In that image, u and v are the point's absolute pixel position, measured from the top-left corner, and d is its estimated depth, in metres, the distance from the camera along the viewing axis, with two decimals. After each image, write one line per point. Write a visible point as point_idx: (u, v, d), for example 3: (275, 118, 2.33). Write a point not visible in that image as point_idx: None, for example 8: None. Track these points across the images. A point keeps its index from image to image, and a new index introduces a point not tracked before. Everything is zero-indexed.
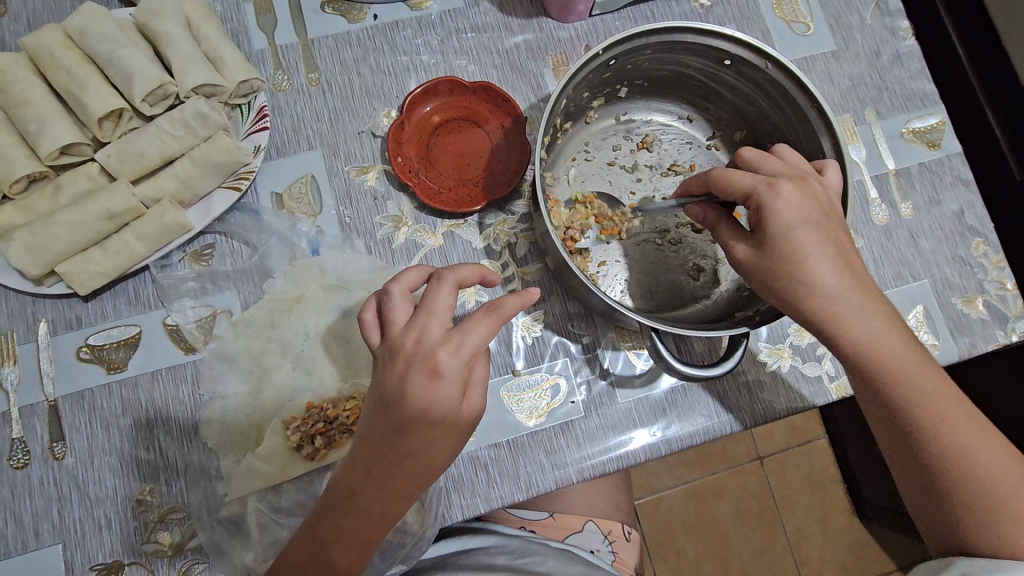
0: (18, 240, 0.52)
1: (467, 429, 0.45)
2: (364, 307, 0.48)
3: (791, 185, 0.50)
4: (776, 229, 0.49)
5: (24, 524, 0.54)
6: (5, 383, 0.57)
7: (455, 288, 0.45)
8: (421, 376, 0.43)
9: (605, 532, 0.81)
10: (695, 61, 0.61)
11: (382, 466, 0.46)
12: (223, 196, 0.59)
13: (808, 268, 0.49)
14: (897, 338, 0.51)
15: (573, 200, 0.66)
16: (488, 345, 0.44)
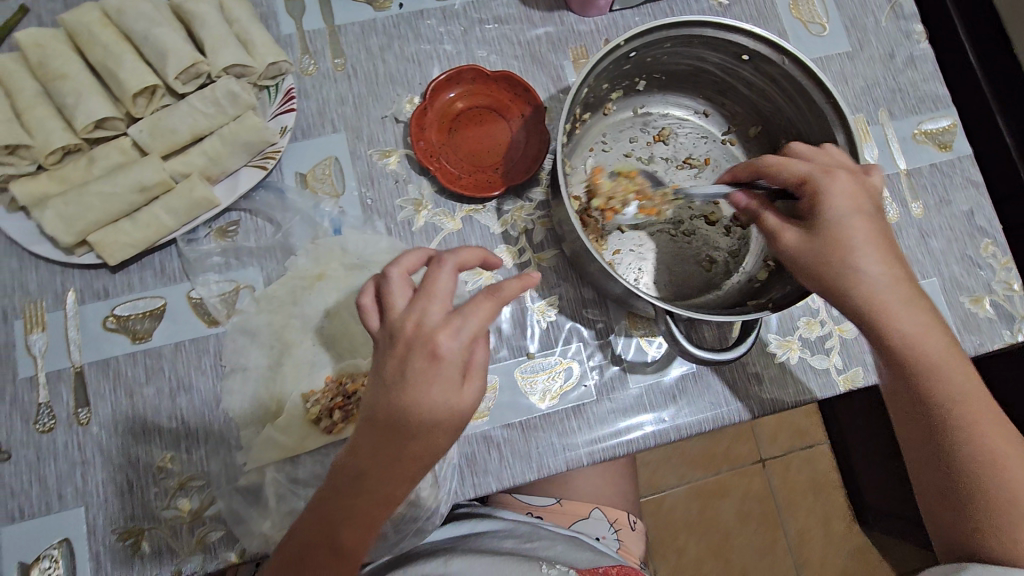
0: (52, 209, 0.54)
1: (470, 410, 0.46)
2: (361, 291, 0.48)
3: (846, 175, 0.52)
4: (828, 216, 0.51)
5: (48, 486, 0.56)
6: (33, 349, 0.59)
7: (455, 270, 0.45)
8: (422, 358, 0.44)
9: (611, 520, 0.84)
10: (714, 56, 0.62)
11: (387, 448, 0.45)
12: (249, 174, 0.60)
13: (856, 256, 0.51)
14: (937, 334, 0.53)
15: (617, 173, 0.67)
16: (487, 327, 0.45)
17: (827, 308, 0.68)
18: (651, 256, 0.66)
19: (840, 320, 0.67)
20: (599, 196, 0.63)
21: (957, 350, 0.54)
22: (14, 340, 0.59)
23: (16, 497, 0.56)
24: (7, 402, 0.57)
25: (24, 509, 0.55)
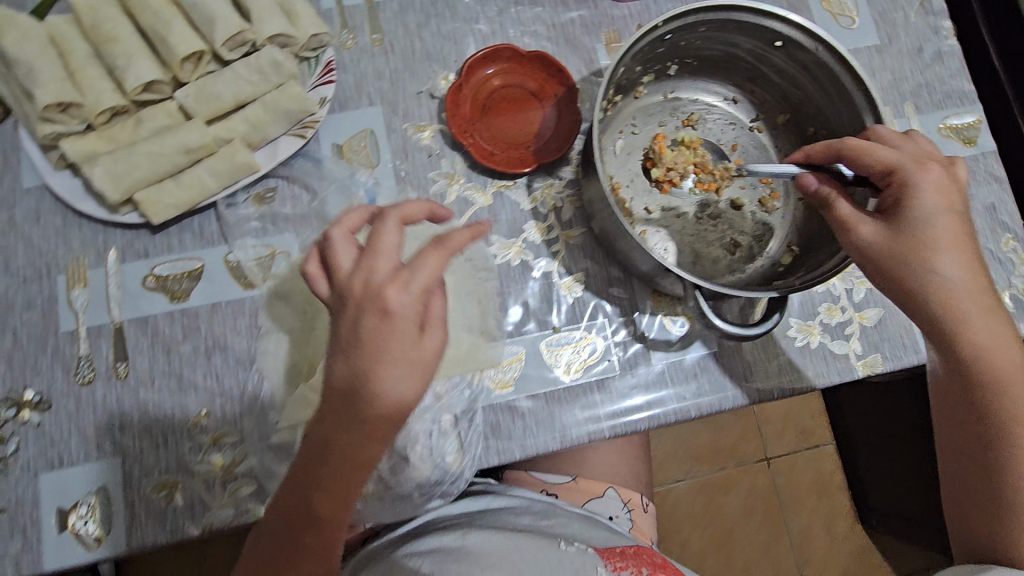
0: (101, 166, 0.55)
1: (435, 363, 0.44)
2: (306, 258, 0.46)
3: (940, 176, 0.53)
4: (909, 209, 0.53)
5: (87, 436, 0.58)
6: (75, 304, 0.61)
7: (399, 223, 0.44)
8: (373, 314, 0.42)
9: (625, 500, 0.85)
10: (746, 42, 0.63)
11: (346, 415, 0.43)
12: (289, 142, 0.62)
13: (932, 250, 0.52)
14: (999, 328, 0.55)
15: (681, 142, 0.69)
16: (436, 277, 0.43)
17: (847, 294, 0.69)
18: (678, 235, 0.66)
19: (861, 307, 0.68)
20: (661, 163, 0.67)
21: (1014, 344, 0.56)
22: (58, 295, 0.61)
23: (56, 445, 0.58)
24: (49, 354, 0.59)
25: (63, 456, 0.57)
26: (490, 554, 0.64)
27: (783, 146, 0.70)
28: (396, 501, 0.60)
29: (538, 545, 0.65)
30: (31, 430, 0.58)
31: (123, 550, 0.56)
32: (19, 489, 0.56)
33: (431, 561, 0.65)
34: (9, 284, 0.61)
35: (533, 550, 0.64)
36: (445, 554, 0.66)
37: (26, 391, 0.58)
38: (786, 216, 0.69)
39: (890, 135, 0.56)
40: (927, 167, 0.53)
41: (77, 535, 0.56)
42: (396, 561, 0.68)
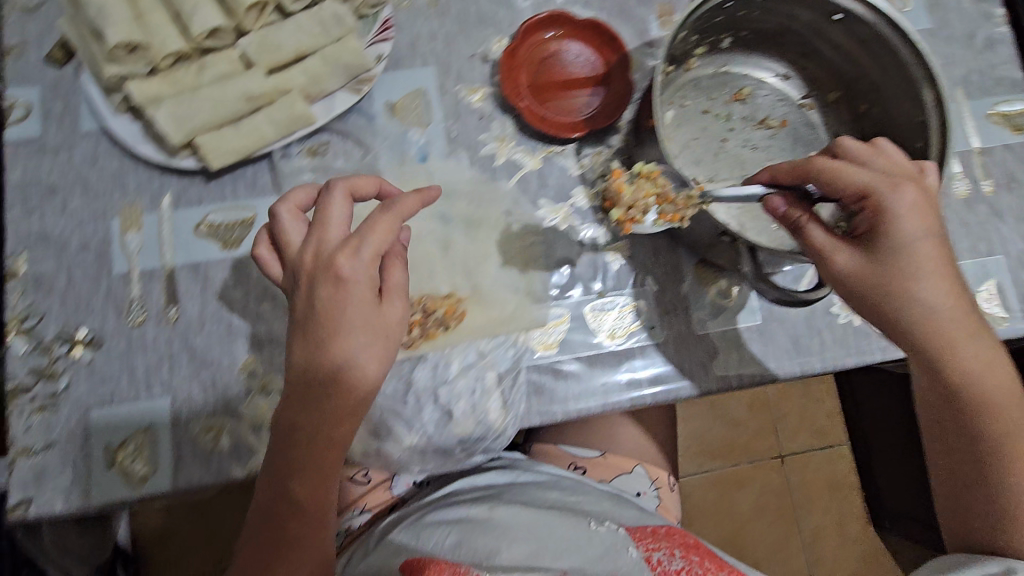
0: (166, 108, 0.57)
1: (394, 328, 0.50)
2: (257, 242, 0.53)
3: (914, 191, 0.52)
4: (888, 231, 0.52)
5: (137, 376, 0.59)
6: (128, 248, 0.61)
7: (345, 198, 0.51)
8: (328, 285, 0.48)
9: (652, 478, 0.85)
10: (805, 14, 0.63)
11: (314, 388, 0.48)
12: (344, 97, 0.62)
13: (913, 274, 0.52)
14: (980, 350, 0.53)
15: (639, 172, 0.61)
16: (380, 250, 0.50)
17: None
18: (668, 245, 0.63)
19: None
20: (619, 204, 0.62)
21: (1002, 365, 0.54)
22: (112, 237, 0.61)
23: (107, 383, 0.58)
24: (102, 295, 0.60)
25: (113, 394, 0.58)
26: (515, 528, 0.65)
27: (833, 124, 0.70)
28: (438, 455, 0.61)
29: (564, 521, 0.65)
30: (83, 367, 0.58)
31: (169, 489, 0.56)
32: (70, 424, 0.57)
33: (457, 532, 0.66)
34: (65, 225, 0.61)
35: (559, 524, 0.65)
36: (471, 524, 0.67)
37: (78, 330, 0.59)
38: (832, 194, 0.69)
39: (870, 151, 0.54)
40: (906, 187, 0.52)
41: (124, 471, 0.56)
42: (422, 528, 0.69)
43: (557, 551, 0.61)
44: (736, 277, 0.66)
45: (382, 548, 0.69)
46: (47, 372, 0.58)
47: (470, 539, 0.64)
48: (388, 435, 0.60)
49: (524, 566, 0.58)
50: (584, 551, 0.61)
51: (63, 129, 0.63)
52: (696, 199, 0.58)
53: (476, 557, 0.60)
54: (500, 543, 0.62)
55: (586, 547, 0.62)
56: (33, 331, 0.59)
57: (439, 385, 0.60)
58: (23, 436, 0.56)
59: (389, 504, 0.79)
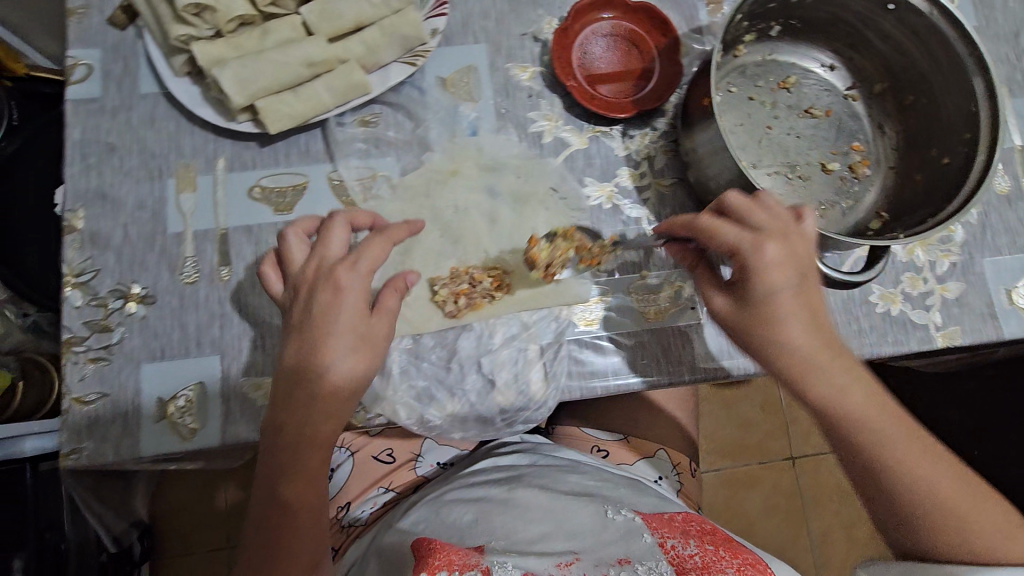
0: (230, 69, 0.57)
1: (383, 335, 0.54)
2: (265, 263, 0.56)
3: (776, 245, 0.53)
4: (761, 285, 0.53)
5: (189, 333, 0.60)
6: (183, 208, 0.62)
7: (345, 223, 0.55)
8: (327, 294, 0.52)
9: (674, 462, 0.85)
10: (857, 4, 0.63)
11: (297, 395, 0.51)
12: (399, 69, 0.63)
13: (773, 322, 0.54)
14: (861, 394, 0.54)
15: (554, 234, 0.65)
16: (376, 266, 0.54)
17: (930, 266, 0.69)
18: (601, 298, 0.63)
19: (942, 280, 0.69)
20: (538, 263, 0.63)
21: (889, 406, 0.55)
22: (167, 197, 0.63)
23: (159, 339, 0.59)
24: (156, 253, 0.61)
25: (165, 349, 0.59)
26: (533, 509, 0.64)
27: (878, 115, 0.70)
28: (480, 423, 0.62)
29: (581, 505, 0.64)
30: (137, 322, 0.60)
31: (217, 444, 0.57)
32: (123, 376, 0.59)
33: (476, 509, 0.66)
34: (123, 183, 0.63)
35: (576, 508, 0.64)
36: (490, 503, 0.66)
37: (132, 286, 0.60)
38: (876, 184, 0.68)
39: (746, 201, 0.55)
40: (778, 240, 0.53)
41: (174, 424, 0.58)
42: (442, 503, 0.69)
43: (571, 535, 0.60)
44: None
45: (403, 521, 0.68)
46: (102, 325, 0.59)
47: (488, 517, 0.64)
48: (430, 402, 0.60)
49: (537, 550, 0.57)
50: (597, 535, 0.59)
51: (122, 90, 0.65)
52: (610, 246, 0.65)
53: (492, 537, 0.60)
54: (516, 523, 0.62)
55: (599, 532, 0.60)
56: (88, 285, 0.60)
57: (482, 354, 0.61)
58: (77, 386, 0.58)
59: (415, 484, 0.79)
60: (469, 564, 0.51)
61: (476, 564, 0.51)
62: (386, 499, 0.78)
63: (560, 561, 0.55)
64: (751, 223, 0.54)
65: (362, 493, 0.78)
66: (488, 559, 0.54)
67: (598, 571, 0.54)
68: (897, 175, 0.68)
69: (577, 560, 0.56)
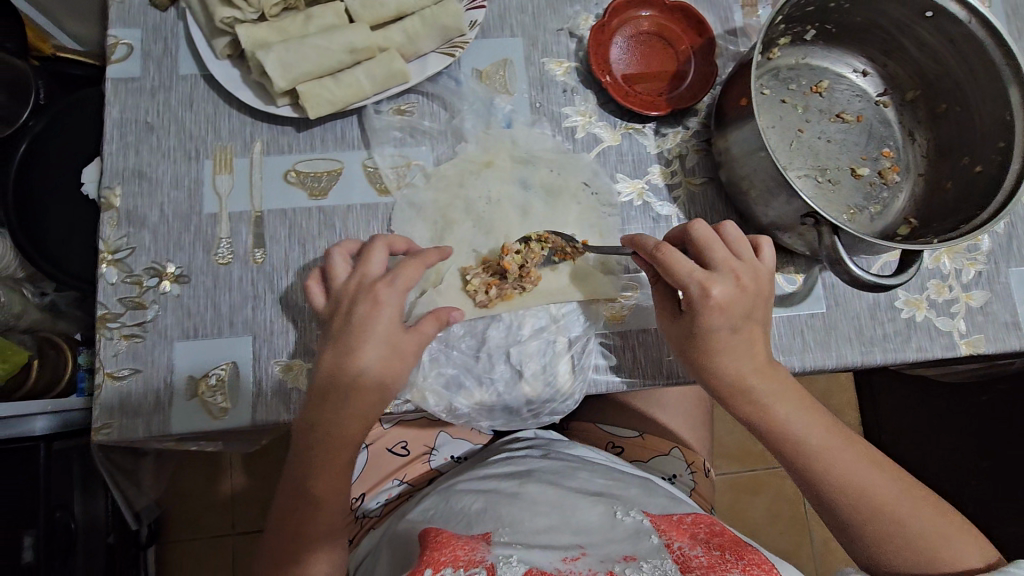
0: (275, 53, 0.59)
1: (413, 352, 0.53)
2: (310, 277, 0.56)
3: (721, 283, 0.54)
4: (703, 319, 0.54)
5: (222, 313, 0.60)
6: (219, 189, 0.63)
7: (385, 245, 0.55)
8: (365, 307, 0.52)
9: (689, 461, 0.79)
10: (894, 10, 0.64)
11: (329, 404, 0.52)
12: (437, 59, 0.64)
13: (713, 350, 0.55)
14: (798, 412, 0.56)
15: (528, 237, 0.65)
16: (412, 285, 0.54)
17: (956, 274, 0.69)
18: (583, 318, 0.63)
19: (968, 288, 0.68)
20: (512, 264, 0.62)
21: (828, 424, 0.57)
22: (203, 178, 0.63)
23: (193, 318, 0.60)
24: (191, 233, 0.62)
25: (198, 329, 0.60)
26: (540, 503, 0.57)
27: (908, 122, 0.70)
28: (506, 413, 0.63)
29: (591, 504, 0.56)
30: (170, 300, 0.60)
31: (247, 423, 0.58)
32: (155, 353, 0.59)
33: (484, 497, 0.60)
34: (159, 163, 0.63)
35: (584, 506, 0.56)
36: (498, 494, 0.60)
37: (167, 265, 0.61)
38: (905, 190, 0.69)
39: (701, 232, 0.56)
40: (725, 275, 0.54)
41: (204, 403, 0.58)
42: (451, 492, 0.64)
43: (579, 531, 0.53)
44: (804, 263, 0.67)
45: (412, 512, 0.64)
46: (136, 302, 0.60)
47: (495, 507, 0.58)
48: (458, 390, 0.61)
49: (542, 543, 0.51)
50: (604, 534, 0.52)
51: (162, 70, 0.65)
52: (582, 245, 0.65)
53: (497, 525, 0.54)
54: (522, 515, 0.55)
55: (608, 531, 0.52)
56: (123, 263, 0.61)
57: (511, 344, 0.62)
58: (110, 361, 0.58)
59: (427, 477, 0.75)
60: (473, 561, 0.46)
61: (481, 561, 0.46)
62: (399, 492, 0.74)
63: (565, 555, 0.49)
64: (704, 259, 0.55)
65: (375, 486, 0.75)
66: (493, 553, 0.47)
67: (601, 567, 0.47)
68: (926, 183, 0.68)
69: (583, 554, 0.49)
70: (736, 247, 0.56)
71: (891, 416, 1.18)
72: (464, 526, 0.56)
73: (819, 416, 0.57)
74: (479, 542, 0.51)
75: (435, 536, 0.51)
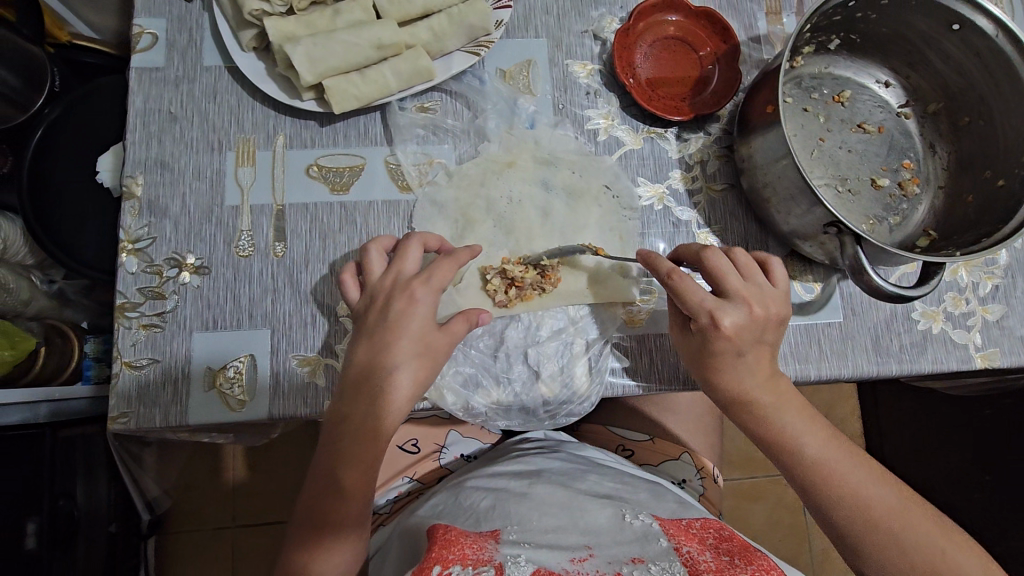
0: (303, 47, 0.60)
1: (444, 352, 0.54)
2: (345, 270, 0.57)
3: (735, 315, 0.54)
4: (712, 346, 0.54)
5: (241, 305, 0.60)
6: (241, 181, 0.63)
7: (420, 242, 0.57)
8: (401, 303, 0.54)
9: (699, 466, 0.79)
10: (921, 22, 0.64)
11: (362, 393, 0.52)
12: (462, 58, 0.65)
13: (720, 372, 0.55)
14: (800, 421, 0.55)
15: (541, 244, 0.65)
16: (445, 284, 0.55)
17: (973, 287, 0.68)
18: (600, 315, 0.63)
19: (985, 301, 0.68)
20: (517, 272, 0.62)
21: (827, 433, 0.55)
22: (225, 169, 0.63)
23: (212, 310, 0.60)
24: (212, 224, 0.62)
25: (217, 321, 0.60)
26: (549, 504, 0.55)
27: (930, 134, 0.70)
28: (522, 414, 0.63)
29: (599, 506, 0.54)
30: (190, 291, 0.60)
31: (264, 417, 0.58)
32: (174, 344, 0.59)
33: (493, 496, 0.58)
34: (182, 153, 0.63)
35: (593, 507, 0.53)
36: (506, 493, 0.58)
37: (187, 256, 0.61)
38: (925, 202, 0.69)
39: (712, 260, 0.56)
40: (735, 305, 0.54)
41: (222, 395, 0.58)
42: (461, 489, 0.62)
43: (587, 531, 0.50)
44: (822, 272, 0.67)
45: (422, 508, 0.62)
46: (156, 292, 0.60)
47: (503, 505, 0.55)
48: (475, 389, 0.62)
49: (548, 543, 0.48)
50: (612, 535, 0.49)
51: (187, 60, 0.65)
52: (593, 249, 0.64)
53: (505, 523, 0.52)
54: (529, 514, 0.53)
55: (616, 533, 0.49)
56: (143, 252, 0.61)
57: (529, 345, 0.62)
58: (129, 350, 0.58)
59: (437, 475, 0.75)
60: (482, 560, 0.44)
61: (490, 560, 0.44)
62: (408, 489, 0.73)
63: (573, 555, 0.46)
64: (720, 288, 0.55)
65: (385, 482, 0.74)
66: (502, 553, 0.46)
67: (610, 569, 0.44)
68: (946, 196, 0.68)
69: (591, 556, 0.46)
70: (747, 273, 0.56)
71: (896, 425, 1.17)
72: (472, 523, 0.54)
73: (822, 428, 0.55)
74: (487, 540, 0.49)
75: (444, 533, 0.48)
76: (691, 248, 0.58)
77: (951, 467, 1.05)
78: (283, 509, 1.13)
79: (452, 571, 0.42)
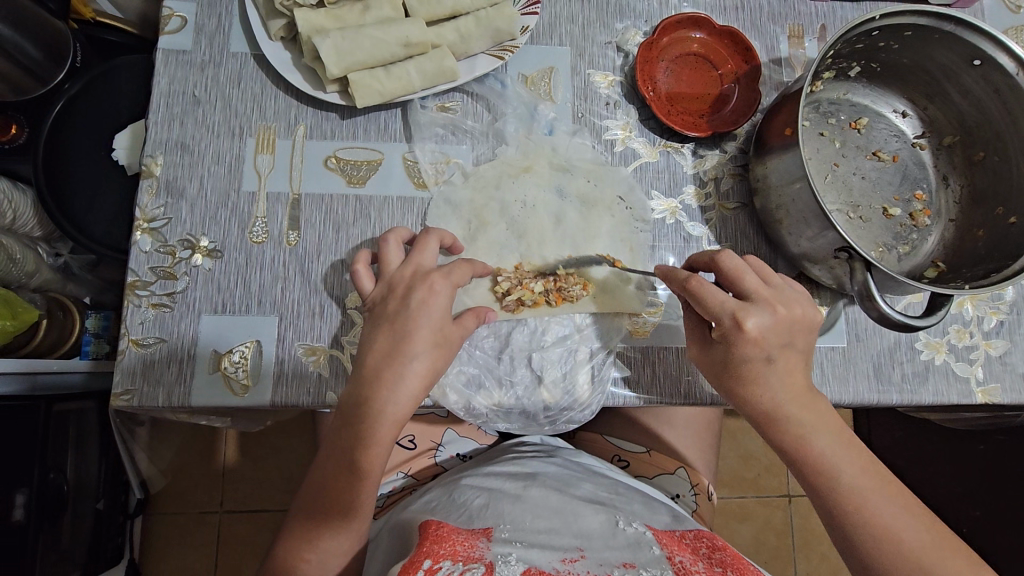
0: (331, 39, 0.61)
1: (457, 343, 0.55)
2: (357, 260, 0.57)
3: (761, 318, 0.53)
4: (736, 351, 0.54)
5: (250, 291, 0.61)
6: (259, 167, 0.63)
7: (439, 240, 0.58)
8: (416, 296, 0.54)
9: (693, 482, 0.78)
10: (942, 56, 0.65)
11: (382, 378, 0.52)
12: (487, 60, 0.66)
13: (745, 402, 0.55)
14: (830, 458, 0.53)
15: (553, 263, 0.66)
16: (463, 282, 0.56)
17: (977, 321, 0.68)
18: (607, 328, 0.63)
19: (988, 336, 0.68)
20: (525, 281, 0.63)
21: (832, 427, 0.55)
22: (244, 155, 0.63)
23: (221, 294, 0.60)
24: (227, 209, 0.62)
25: (226, 305, 0.60)
26: (542, 507, 0.54)
27: (943, 166, 0.71)
28: (523, 417, 0.63)
29: (593, 511, 0.53)
30: (201, 273, 0.60)
31: (265, 404, 0.58)
32: (181, 325, 0.59)
33: (486, 495, 0.58)
34: (202, 137, 0.64)
35: (586, 513, 0.53)
36: (500, 493, 0.58)
37: (201, 239, 0.61)
38: (934, 233, 0.69)
39: (730, 263, 0.55)
40: (760, 308, 0.53)
41: (225, 377, 0.58)
42: (456, 487, 0.62)
43: (579, 535, 0.50)
44: (828, 296, 0.68)
45: (416, 503, 0.62)
46: (167, 272, 0.60)
47: (495, 504, 0.55)
48: (477, 389, 0.62)
49: (540, 542, 0.48)
50: (605, 540, 0.49)
51: (213, 45, 0.66)
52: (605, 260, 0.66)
53: (497, 521, 0.52)
54: (522, 515, 0.53)
55: (608, 537, 0.49)
56: (158, 233, 0.61)
57: (533, 349, 0.63)
58: (136, 328, 0.59)
59: (430, 473, 0.75)
60: (472, 558, 0.44)
61: (480, 558, 0.44)
62: (402, 484, 0.73)
63: (564, 555, 0.46)
64: (741, 288, 0.54)
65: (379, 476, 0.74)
66: (493, 551, 0.46)
67: (601, 571, 0.44)
68: (957, 228, 0.68)
69: (583, 557, 0.46)
70: (768, 279, 0.56)
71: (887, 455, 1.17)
72: (464, 519, 0.53)
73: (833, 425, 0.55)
74: (478, 537, 0.49)
75: (435, 528, 0.49)
76: (705, 255, 0.58)
77: (941, 500, 1.05)
78: (271, 499, 1.13)
79: (441, 566, 0.42)
